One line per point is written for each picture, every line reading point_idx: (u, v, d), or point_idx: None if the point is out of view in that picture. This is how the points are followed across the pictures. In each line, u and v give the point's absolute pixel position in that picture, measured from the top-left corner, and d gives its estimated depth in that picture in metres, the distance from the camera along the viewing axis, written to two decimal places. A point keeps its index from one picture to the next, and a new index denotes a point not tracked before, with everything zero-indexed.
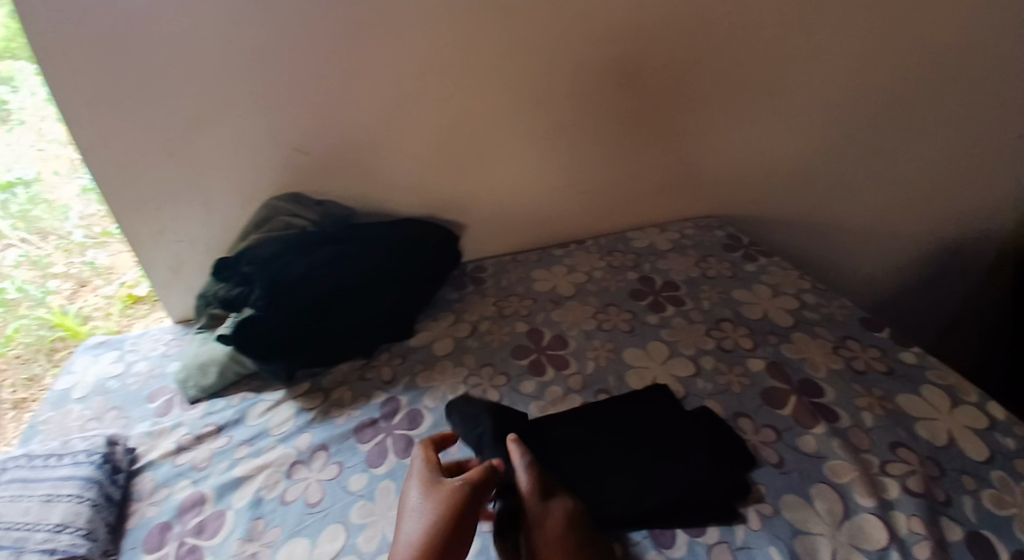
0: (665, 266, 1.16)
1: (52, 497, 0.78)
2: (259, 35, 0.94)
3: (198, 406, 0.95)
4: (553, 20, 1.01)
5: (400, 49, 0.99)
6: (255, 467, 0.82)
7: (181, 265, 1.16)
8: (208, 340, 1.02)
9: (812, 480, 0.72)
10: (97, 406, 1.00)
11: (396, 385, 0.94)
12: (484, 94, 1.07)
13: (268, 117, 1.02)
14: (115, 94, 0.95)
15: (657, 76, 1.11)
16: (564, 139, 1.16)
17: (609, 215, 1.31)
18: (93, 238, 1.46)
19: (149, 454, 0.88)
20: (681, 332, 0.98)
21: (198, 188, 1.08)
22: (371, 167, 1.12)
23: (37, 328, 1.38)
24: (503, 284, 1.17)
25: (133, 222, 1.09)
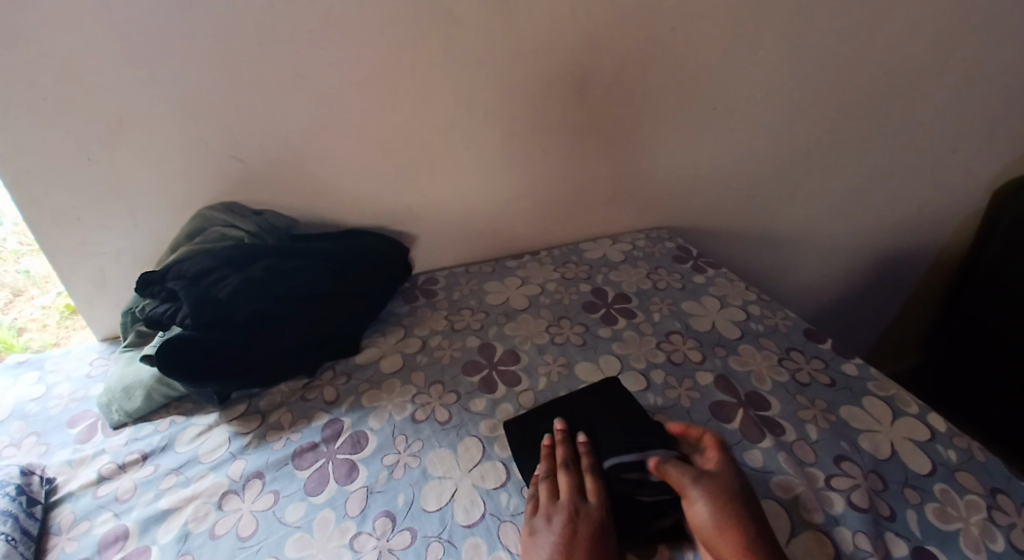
0: (617, 278, 1.16)
1: None
2: (188, 38, 0.89)
3: (121, 432, 0.89)
4: (499, 31, 1.00)
5: (343, 54, 0.96)
6: (183, 498, 0.77)
7: (106, 279, 1.09)
8: (135, 360, 0.96)
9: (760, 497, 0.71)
10: (13, 433, 0.92)
11: (340, 406, 0.90)
12: (432, 103, 1.05)
13: (200, 123, 0.97)
14: (29, 96, 0.88)
15: (609, 87, 1.11)
16: (515, 150, 1.15)
17: (563, 226, 1.30)
18: (28, 245, 1.25)
19: (68, 485, 0.81)
20: (633, 345, 0.98)
21: (125, 196, 1.01)
22: (314, 177, 1.08)
23: None
24: (455, 297, 1.15)
25: (52, 233, 1.01)
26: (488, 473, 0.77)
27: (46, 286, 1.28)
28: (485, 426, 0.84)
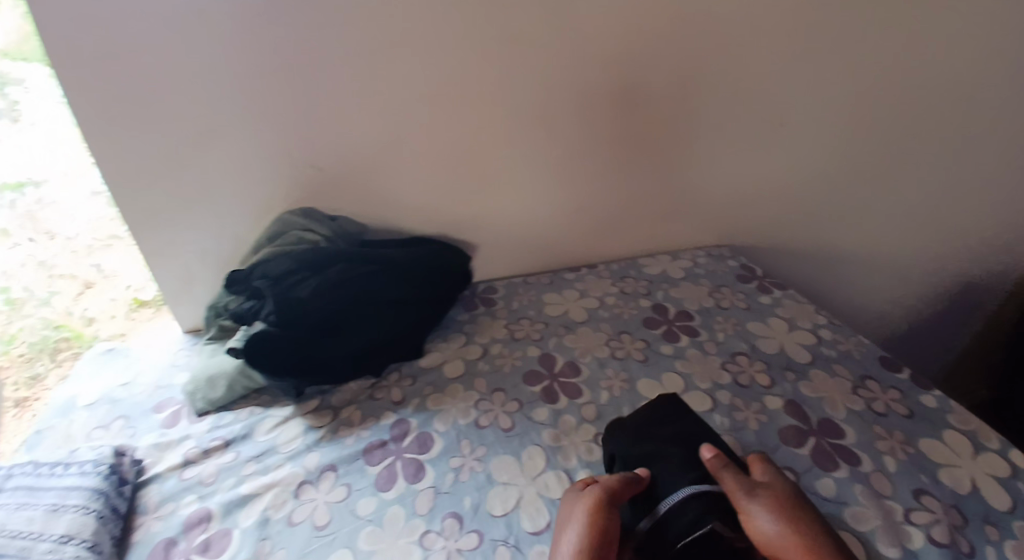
0: (678, 295, 1.16)
1: (58, 508, 0.75)
2: (274, 51, 0.95)
3: (205, 419, 0.94)
4: (566, 47, 1.03)
5: (414, 67, 1.00)
6: (262, 485, 0.81)
7: (190, 276, 1.16)
8: (217, 353, 1.01)
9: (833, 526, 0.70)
10: (104, 415, 0.98)
11: (406, 407, 0.93)
12: (498, 117, 1.08)
13: (283, 133, 1.03)
14: (132, 103, 0.96)
15: (672, 102, 1.12)
16: (576, 163, 1.17)
17: (623, 240, 1.31)
18: (101, 239, 1.29)
19: (156, 466, 0.86)
20: (697, 364, 0.98)
21: (213, 199, 1.08)
22: (385, 186, 1.13)
23: (42, 328, 1.30)
24: (514, 306, 1.17)
25: (145, 231, 1.09)
26: (553, 484, 0.78)
27: (116, 281, 1.33)
28: (548, 435, 0.86)
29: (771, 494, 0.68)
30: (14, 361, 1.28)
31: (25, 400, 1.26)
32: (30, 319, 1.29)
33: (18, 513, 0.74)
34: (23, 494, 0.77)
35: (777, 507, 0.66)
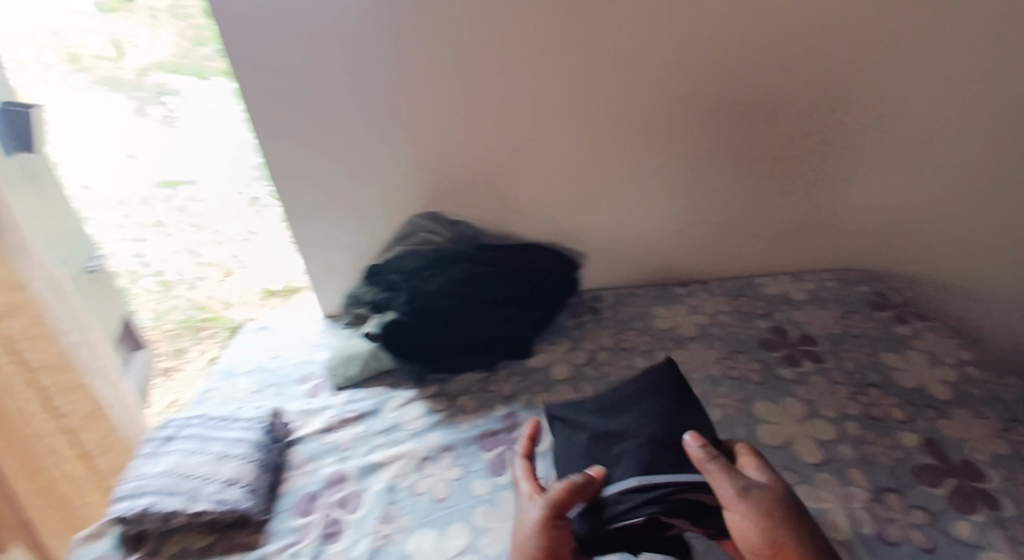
0: (802, 319, 1.12)
1: (224, 455, 0.88)
2: (424, 73, 1.07)
3: (341, 394, 1.07)
4: (693, 66, 1.06)
5: (547, 85, 1.08)
6: (390, 456, 0.91)
7: (332, 268, 1.31)
8: (353, 337, 1.15)
9: None
10: (258, 381, 1.13)
11: (517, 402, 1.00)
12: (619, 133, 1.13)
13: (422, 145, 1.15)
14: (301, 118, 1.11)
15: (797, 118, 1.11)
16: (694, 179, 1.18)
17: (737, 258, 1.29)
18: (235, 233, 1.71)
19: (301, 429, 0.99)
20: (819, 392, 0.94)
21: (358, 201, 1.22)
22: (507, 195, 1.21)
23: (186, 309, 1.80)
24: (622, 317, 1.20)
25: (299, 228, 1.25)
26: None
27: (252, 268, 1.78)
28: None
29: (763, 496, 0.57)
30: (165, 334, 1.76)
31: (167, 367, 1.73)
32: (181, 300, 1.78)
33: (195, 456, 0.88)
34: (198, 440, 0.91)
35: (771, 513, 0.56)
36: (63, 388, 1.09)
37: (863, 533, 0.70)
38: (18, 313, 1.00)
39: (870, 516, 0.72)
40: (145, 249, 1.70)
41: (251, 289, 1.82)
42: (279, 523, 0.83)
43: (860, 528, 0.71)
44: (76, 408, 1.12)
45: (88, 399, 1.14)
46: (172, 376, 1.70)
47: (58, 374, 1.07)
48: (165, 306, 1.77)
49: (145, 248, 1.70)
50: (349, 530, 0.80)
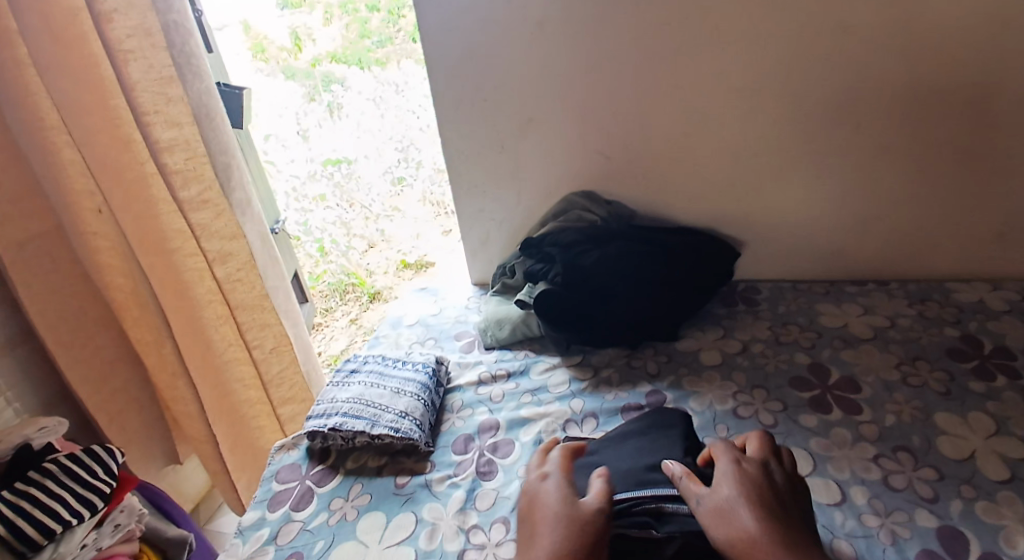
0: (1000, 330, 1.00)
1: (399, 391, 1.00)
2: (592, 55, 1.11)
3: (492, 352, 1.16)
4: (887, 44, 0.98)
5: (716, 66, 1.07)
6: (538, 412, 0.98)
7: (489, 240, 1.41)
8: (504, 303, 1.23)
9: None
10: (421, 334, 1.27)
11: (662, 381, 1.02)
12: (791, 117, 1.08)
13: (583, 126, 1.20)
14: (476, 98, 1.22)
15: (1017, 103, 0.97)
16: (874, 169, 1.09)
17: (919, 258, 1.16)
18: (387, 211, 2.32)
19: (458, 379, 1.10)
20: (1014, 409, 0.85)
21: (518, 178, 1.30)
22: (663, 177, 1.21)
23: (340, 274, 2.16)
24: (779, 310, 1.15)
25: (463, 200, 1.37)
26: (820, 489, 0.77)
27: (393, 244, 2.31)
28: (817, 444, 0.84)
29: (726, 486, 0.65)
30: (319, 293, 2.15)
31: (319, 322, 2.08)
32: (333, 266, 2.17)
33: (375, 389, 1.01)
34: (377, 375, 1.05)
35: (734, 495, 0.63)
36: (256, 324, 1.18)
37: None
38: (230, 260, 1.10)
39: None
40: (327, 220, 2.20)
41: (390, 260, 2.26)
42: (440, 456, 0.93)
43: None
44: (264, 341, 1.20)
45: (275, 336, 1.22)
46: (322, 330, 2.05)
47: (254, 313, 1.17)
48: (323, 268, 2.16)
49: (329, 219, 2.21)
50: (502, 472, 0.88)
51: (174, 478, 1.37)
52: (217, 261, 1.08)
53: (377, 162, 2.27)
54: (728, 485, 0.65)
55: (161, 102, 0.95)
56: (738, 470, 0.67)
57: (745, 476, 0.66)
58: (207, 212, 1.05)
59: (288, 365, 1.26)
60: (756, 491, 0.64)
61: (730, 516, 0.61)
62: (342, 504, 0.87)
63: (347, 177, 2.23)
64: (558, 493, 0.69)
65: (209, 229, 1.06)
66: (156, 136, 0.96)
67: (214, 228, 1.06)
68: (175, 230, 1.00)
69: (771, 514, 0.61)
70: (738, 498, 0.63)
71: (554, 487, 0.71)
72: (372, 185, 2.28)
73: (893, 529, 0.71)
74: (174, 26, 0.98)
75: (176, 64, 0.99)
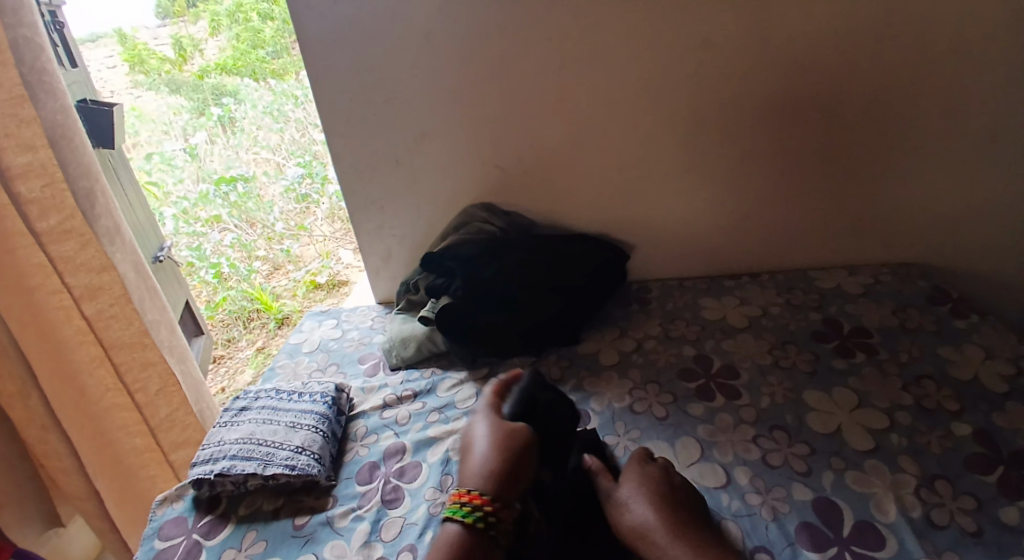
0: (855, 312, 1.12)
1: (295, 425, 0.94)
2: (484, 68, 1.12)
3: (397, 373, 1.13)
4: (752, 57, 1.07)
5: (602, 78, 1.11)
6: (445, 430, 0.96)
7: (390, 257, 1.38)
8: (408, 320, 1.20)
9: (1013, 554, 0.67)
10: (321, 360, 1.21)
11: (565, 385, 1.04)
12: (673, 124, 1.15)
13: (477, 139, 1.20)
14: (365, 111, 1.19)
15: (860, 108, 1.09)
16: (747, 170, 1.18)
17: (788, 249, 1.27)
18: (291, 230, 2.14)
19: (362, 405, 1.05)
20: (874, 383, 0.95)
21: (415, 191, 1.28)
22: (557, 186, 1.24)
23: (241, 299, 1.93)
24: (669, 307, 1.22)
25: (359, 218, 1.32)
26: (708, 474, 0.82)
27: (299, 264, 2.12)
28: (703, 431, 0.89)
29: (642, 503, 0.71)
30: (218, 323, 1.92)
31: (219, 354, 1.85)
32: (234, 292, 1.95)
33: (268, 425, 0.94)
34: (270, 411, 0.98)
35: (656, 509, 0.70)
36: (137, 364, 1.06)
37: (912, 517, 0.73)
38: (101, 295, 0.98)
39: (918, 501, 0.75)
40: (224, 243, 2.05)
41: (297, 281, 2.07)
42: (344, 488, 0.88)
43: (909, 513, 0.73)
44: (147, 384, 1.08)
45: (160, 375, 1.09)
46: (223, 363, 1.82)
47: (134, 352, 1.05)
48: (220, 296, 1.94)
49: (226, 242, 2.06)
50: (408, 498, 0.85)
51: (54, 542, 1.21)
52: (85, 297, 0.96)
53: (278, 180, 2.20)
54: (629, 482, 0.75)
55: (11, 124, 0.84)
56: (644, 479, 0.75)
57: (650, 482, 0.74)
58: (70, 244, 0.93)
59: (177, 407, 1.13)
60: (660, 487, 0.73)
61: (637, 521, 0.70)
62: (235, 555, 0.80)
63: (244, 197, 2.11)
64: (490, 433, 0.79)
65: (74, 262, 0.94)
66: (6, 162, 0.85)
67: (80, 260, 0.94)
68: (34, 264, 0.89)
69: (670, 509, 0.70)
70: (636, 491, 0.73)
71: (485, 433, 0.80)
72: (274, 204, 2.17)
73: (774, 505, 0.76)
74: (24, 41, 0.87)
75: (26, 80, 0.88)
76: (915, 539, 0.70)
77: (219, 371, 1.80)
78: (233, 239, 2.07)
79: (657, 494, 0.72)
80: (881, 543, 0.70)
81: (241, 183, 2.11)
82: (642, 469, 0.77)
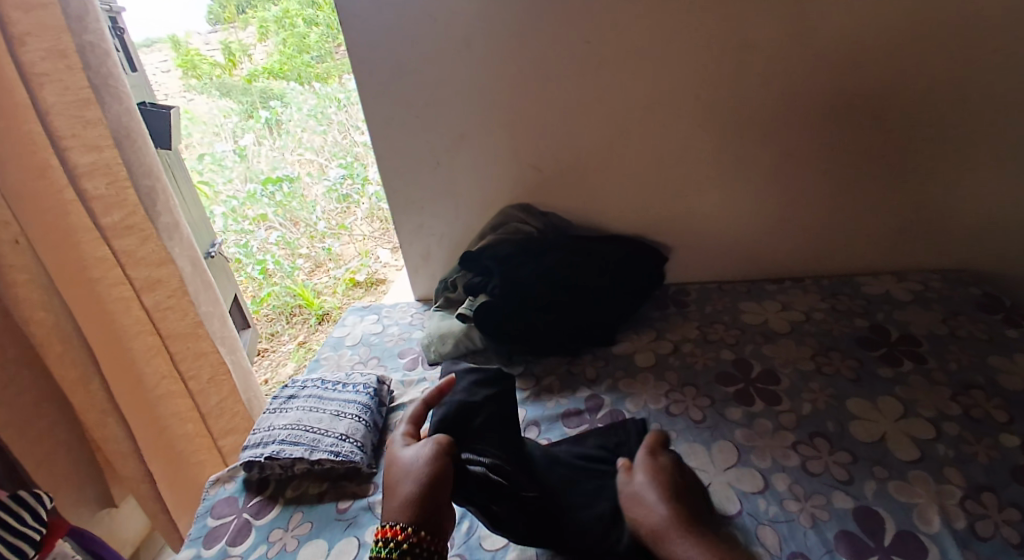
0: (903, 318, 1.08)
1: (339, 414, 0.98)
2: (520, 71, 1.14)
3: (436, 368, 1.16)
4: (792, 58, 1.05)
5: (638, 80, 1.11)
6: None
7: (429, 256, 1.41)
8: (447, 317, 1.23)
9: None
10: (363, 354, 1.25)
11: (600, 385, 1.04)
12: (709, 126, 1.14)
13: (514, 141, 1.22)
14: (406, 116, 1.23)
15: (907, 108, 1.06)
16: (786, 173, 1.16)
17: (831, 254, 1.24)
18: (333, 230, 2.24)
19: (402, 397, 1.09)
20: (920, 392, 0.92)
21: (454, 193, 1.31)
22: (593, 187, 1.25)
23: (285, 295, 2.01)
24: (707, 310, 1.20)
25: (401, 218, 1.36)
26: (745, 478, 0.81)
27: (339, 263, 2.19)
28: (741, 434, 0.89)
29: (654, 499, 0.67)
30: (263, 317, 2.00)
31: (263, 348, 1.93)
32: (277, 288, 2.02)
33: (314, 413, 0.99)
34: (315, 400, 1.02)
35: (667, 506, 0.66)
36: (191, 354, 1.12)
37: (955, 527, 0.71)
38: (158, 287, 1.05)
39: (962, 512, 0.72)
40: (269, 241, 2.13)
41: (337, 279, 2.13)
42: (384, 476, 0.91)
43: (953, 523, 0.71)
44: (199, 372, 1.15)
45: (212, 364, 1.16)
46: (266, 356, 1.89)
47: (188, 342, 1.12)
48: (265, 292, 2.02)
49: (271, 240, 2.13)
50: None
51: (111, 522, 1.29)
52: (144, 289, 1.03)
53: (321, 181, 2.30)
54: (642, 474, 0.71)
55: (79, 126, 0.91)
56: (657, 470, 0.71)
57: (663, 475, 0.71)
58: (132, 239, 1.00)
59: (226, 396, 1.20)
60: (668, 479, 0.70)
61: (651, 516, 0.66)
62: (282, 535, 0.84)
63: (289, 196, 2.22)
64: (424, 460, 0.70)
65: (135, 256, 1.01)
66: (74, 161, 0.91)
67: (140, 254, 1.01)
68: (97, 257, 0.96)
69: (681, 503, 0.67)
70: (649, 486, 0.69)
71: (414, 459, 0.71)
72: (317, 204, 2.26)
73: (813, 512, 0.75)
74: (90, 47, 0.93)
75: (92, 85, 0.94)
76: (958, 550, 0.68)
77: (263, 364, 1.87)
78: (279, 237, 2.14)
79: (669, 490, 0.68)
80: (923, 552, 0.68)
81: (287, 183, 2.23)
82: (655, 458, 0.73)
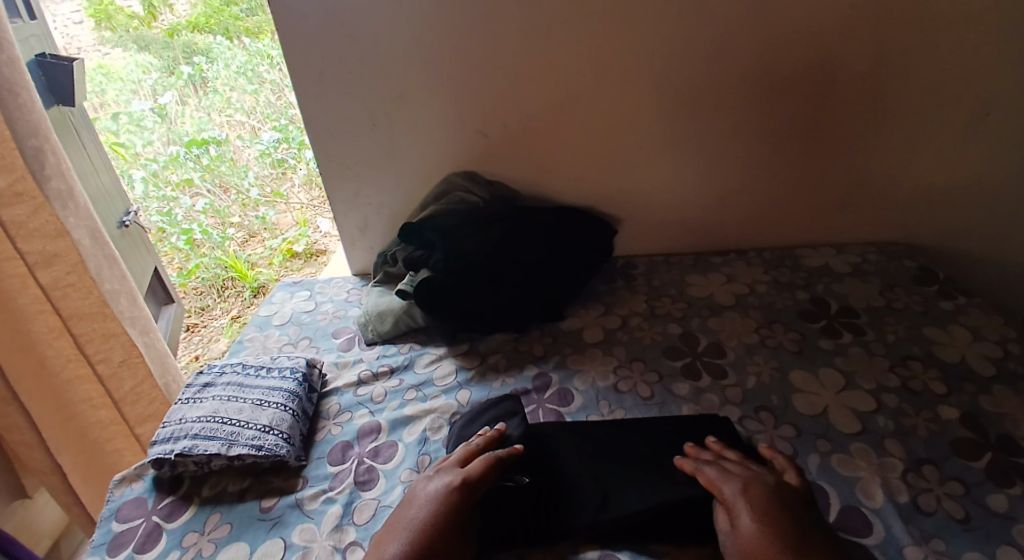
0: (842, 291, 1.10)
1: (262, 403, 0.89)
2: (472, 27, 1.04)
3: (373, 348, 1.08)
4: (757, 24, 1.01)
5: (598, 41, 1.04)
6: (421, 409, 0.91)
7: (366, 226, 1.31)
8: (385, 294, 1.15)
9: (998, 541, 0.67)
10: (293, 334, 1.15)
11: (548, 362, 1.00)
12: (669, 93, 1.09)
13: (461, 104, 1.13)
14: (343, 71, 1.10)
15: (863, 82, 1.05)
16: (741, 144, 1.14)
17: (777, 226, 1.24)
18: (267, 197, 2.07)
19: (335, 381, 1.01)
20: (859, 363, 0.93)
21: (394, 158, 1.21)
22: (544, 155, 1.18)
23: (215, 267, 1.84)
24: (655, 283, 1.18)
25: (335, 184, 1.25)
26: None
27: (275, 232, 2.03)
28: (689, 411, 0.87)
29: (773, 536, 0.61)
30: (190, 291, 1.83)
31: (193, 323, 1.77)
32: (206, 259, 1.85)
33: (233, 403, 0.89)
34: (235, 388, 0.92)
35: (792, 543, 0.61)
36: (98, 334, 0.99)
37: (898, 501, 0.72)
38: (57, 262, 0.91)
39: (904, 485, 0.74)
40: (195, 209, 1.94)
41: (273, 249, 1.97)
42: (314, 470, 0.84)
43: (895, 497, 0.72)
44: (110, 355, 1.01)
45: (124, 346, 1.03)
46: (198, 332, 1.75)
47: (95, 322, 0.98)
48: (193, 263, 1.84)
49: (197, 208, 1.95)
50: (383, 479, 0.81)
51: (23, 515, 1.15)
52: (40, 264, 0.89)
53: (253, 144, 2.09)
54: (747, 515, 0.64)
55: None
56: (755, 498, 0.66)
57: (761, 506, 0.65)
58: (23, 208, 0.85)
59: (142, 380, 1.08)
60: (768, 512, 0.64)
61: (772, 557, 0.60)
62: (198, 540, 0.75)
63: (217, 159, 2.01)
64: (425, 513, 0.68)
65: (27, 227, 0.86)
66: None
67: (33, 225, 0.86)
68: None
69: (793, 541, 0.61)
70: (760, 522, 0.63)
71: (443, 483, 0.71)
72: (249, 169, 2.06)
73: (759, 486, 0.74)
74: None
75: None
76: (902, 525, 0.69)
77: (190, 343, 1.72)
78: (206, 205, 1.96)
79: (778, 523, 0.63)
80: (868, 527, 0.69)
81: (214, 146, 2.01)
82: (743, 478, 0.69)
